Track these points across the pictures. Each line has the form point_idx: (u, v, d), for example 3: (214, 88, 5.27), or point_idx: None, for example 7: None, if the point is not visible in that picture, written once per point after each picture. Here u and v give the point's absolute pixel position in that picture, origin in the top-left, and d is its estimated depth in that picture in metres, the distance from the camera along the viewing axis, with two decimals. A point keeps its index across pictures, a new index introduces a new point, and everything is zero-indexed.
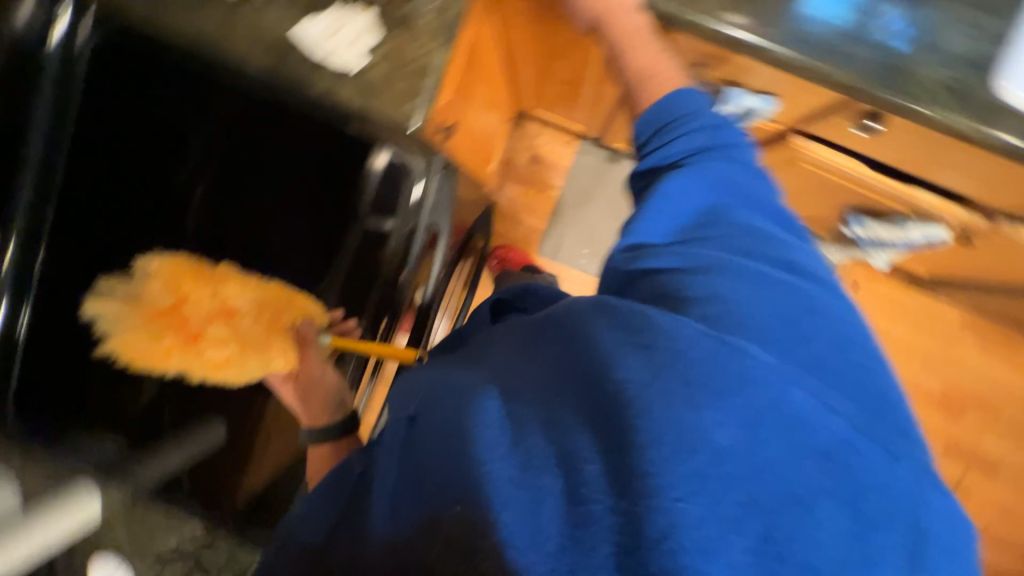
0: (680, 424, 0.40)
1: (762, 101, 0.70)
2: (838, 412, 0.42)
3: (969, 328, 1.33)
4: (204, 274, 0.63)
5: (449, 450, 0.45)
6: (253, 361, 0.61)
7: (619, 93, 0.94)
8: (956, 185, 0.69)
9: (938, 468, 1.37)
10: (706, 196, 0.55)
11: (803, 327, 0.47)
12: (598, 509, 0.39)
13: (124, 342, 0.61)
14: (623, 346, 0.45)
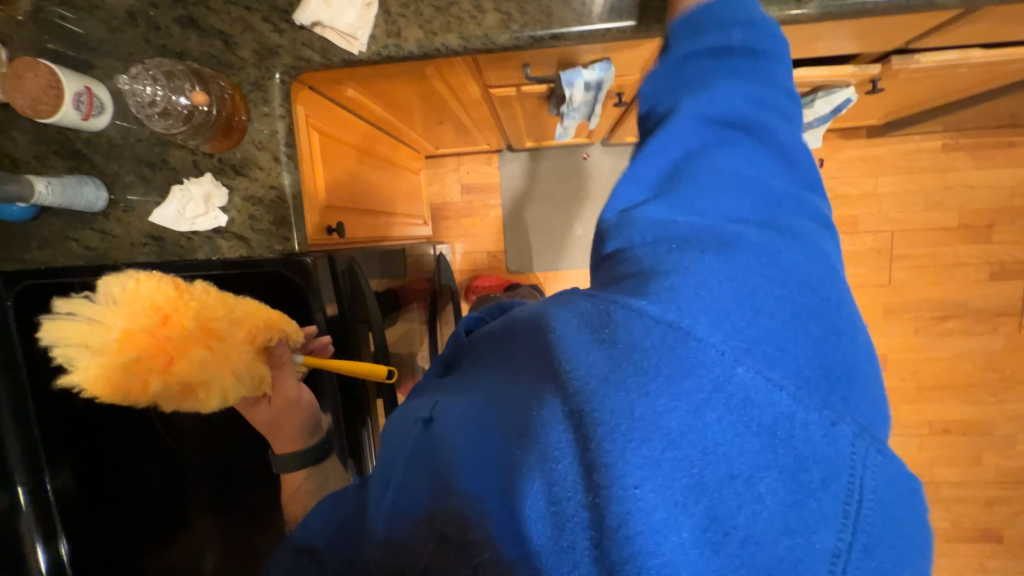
0: (632, 413, 0.27)
1: (601, 70, 0.61)
2: (783, 389, 0.27)
3: (958, 149, 1.24)
4: (185, 296, 0.47)
5: (435, 448, 0.35)
6: (233, 388, 0.46)
7: (491, 112, 0.88)
8: (844, 50, 0.62)
9: (993, 295, 1.28)
10: (701, 135, 0.38)
11: (768, 285, 0.30)
12: (566, 506, 0.28)
13: (100, 371, 0.43)
14: (579, 338, 0.31)
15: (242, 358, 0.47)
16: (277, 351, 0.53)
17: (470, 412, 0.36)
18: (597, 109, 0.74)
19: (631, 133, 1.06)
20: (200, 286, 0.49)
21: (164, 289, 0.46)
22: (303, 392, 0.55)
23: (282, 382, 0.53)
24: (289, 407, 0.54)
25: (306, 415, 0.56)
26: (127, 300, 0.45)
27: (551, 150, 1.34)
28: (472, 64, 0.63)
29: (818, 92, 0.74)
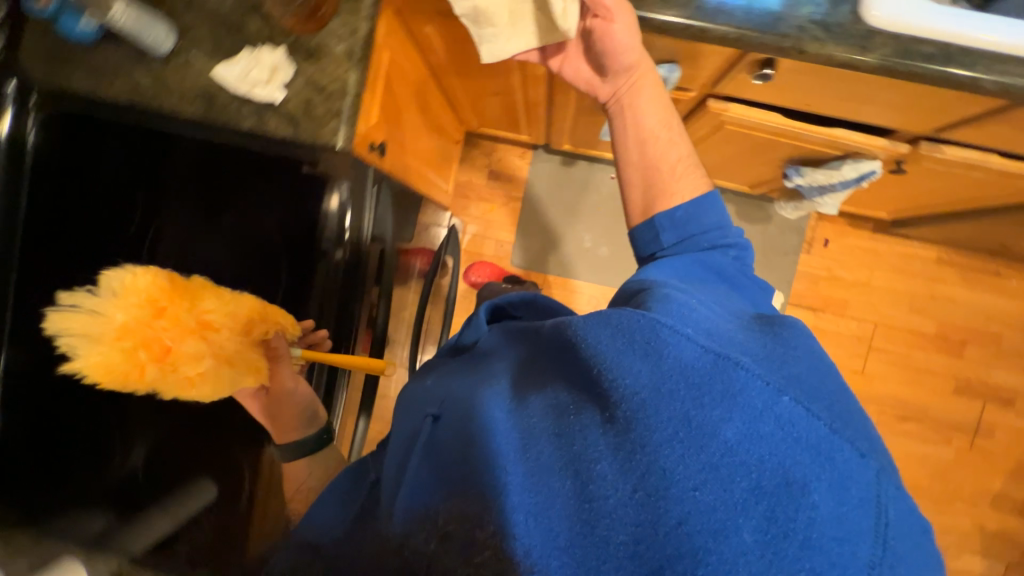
0: (690, 422, 0.37)
1: (665, 70, 0.65)
2: (821, 419, 0.37)
3: (948, 264, 1.32)
4: (176, 290, 0.60)
5: (468, 441, 0.47)
6: (228, 377, 0.61)
7: (545, 98, 0.91)
8: (879, 120, 0.68)
9: (952, 408, 1.34)
10: (691, 265, 0.56)
11: (778, 351, 0.41)
12: (611, 500, 0.38)
13: (95, 360, 0.56)
14: (625, 351, 0.41)
15: (235, 352, 0.62)
16: (275, 347, 0.66)
17: (508, 413, 0.47)
18: None
19: None
20: (199, 282, 0.63)
21: (160, 282, 0.60)
22: (299, 388, 0.68)
23: (275, 372, 0.66)
24: (286, 403, 0.67)
25: (302, 408, 0.68)
26: (124, 296, 0.58)
27: (583, 159, 1.39)
28: None
29: (846, 158, 0.80)
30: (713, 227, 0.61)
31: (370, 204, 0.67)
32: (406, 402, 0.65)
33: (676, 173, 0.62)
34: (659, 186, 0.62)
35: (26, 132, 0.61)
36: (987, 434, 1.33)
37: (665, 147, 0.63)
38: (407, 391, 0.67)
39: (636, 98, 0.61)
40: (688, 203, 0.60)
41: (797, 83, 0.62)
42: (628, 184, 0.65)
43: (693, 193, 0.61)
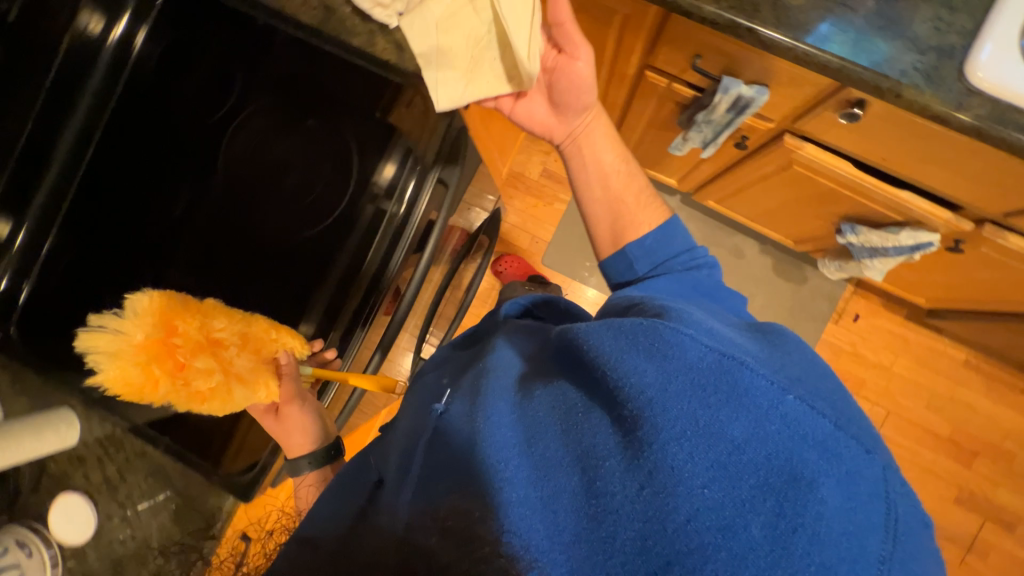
0: (697, 421, 0.34)
1: (756, 91, 0.67)
2: (825, 416, 0.34)
3: (974, 369, 1.30)
4: (192, 310, 0.55)
5: (466, 437, 0.44)
6: (236, 394, 0.56)
7: (623, 102, 0.93)
8: (950, 190, 0.69)
9: (949, 518, 1.28)
10: (686, 292, 0.59)
11: (780, 357, 0.40)
12: (617, 497, 0.34)
13: (113, 377, 0.51)
14: (625, 350, 0.39)
15: (246, 368, 0.57)
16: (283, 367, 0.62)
17: (511, 408, 0.44)
18: (721, 138, 0.81)
19: (717, 194, 1.13)
20: (210, 302, 0.57)
21: (175, 302, 0.55)
22: (309, 407, 0.67)
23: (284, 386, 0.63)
24: (297, 421, 0.66)
25: (312, 428, 0.67)
26: (138, 316, 0.53)
27: None
28: (655, 32, 0.69)
29: (906, 225, 0.81)
30: (680, 252, 0.65)
31: (434, 153, 0.67)
32: (416, 407, 0.61)
33: (642, 200, 0.70)
34: (627, 214, 0.69)
35: (135, 36, 0.68)
36: (981, 555, 1.27)
37: (625, 176, 0.72)
38: (416, 381, 0.71)
39: (590, 140, 0.72)
40: (654, 232, 0.65)
41: (881, 131, 0.64)
42: (596, 216, 0.71)
43: (657, 220, 0.68)
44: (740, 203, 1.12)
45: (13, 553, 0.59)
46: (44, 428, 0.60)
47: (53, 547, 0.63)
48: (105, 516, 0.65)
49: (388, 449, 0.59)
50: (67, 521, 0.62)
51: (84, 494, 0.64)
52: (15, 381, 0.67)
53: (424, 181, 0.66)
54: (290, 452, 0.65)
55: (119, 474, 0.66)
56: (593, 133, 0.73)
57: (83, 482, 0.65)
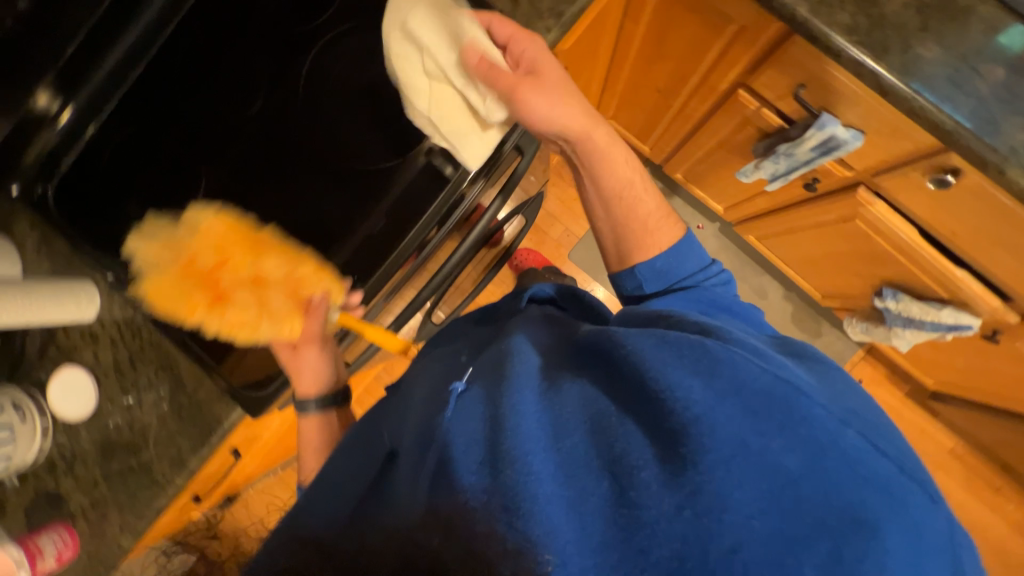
0: (748, 447, 0.31)
1: (851, 136, 0.66)
2: (883, 457, 0.32)
3: (958, 458, 1.32)
4: (243, 239, 0.58)
5: (467, 412, 0.37)
6: (263, 330, 0.59)
7: (702, 115, 0.91)
8: (1009, 278, 0.69)
9: None
10: (708, 305, 0.56)
11: (833, 386, 0.37)
12: (653, 511, 0.30)
13: (161, 290, 0.57)
14: (670, 363, 0.35)
15: (278, 308, 0.59)
16: (310, 312, 0.60)
17: (535, 393, 0.37)
18: (792, 175, 0.80)
19: (761, 231, 1.13)
20: (268, 236, 0.60)
21: (233, 232, 0.58)
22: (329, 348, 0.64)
23: (307, 326, 0.60)
24: (313, 360, 0.62)
25: (325, 368, 0.64)
26: (201, 237, 0.58)
27: (679, 197, 1.37)
28: (767, 49, 0.68)
29: (949, 303, 0.81)
30: (695, 269, 0.60)
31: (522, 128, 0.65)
32: (428, 374, 0.54)
33: (654, 227, 0.63)
34: (637, 240, 0.63)
35: None
36: None
37: (638, 200, 0.64)
38: (426, 357, 0.67)
39: (596, 157, 0.63)
40: (666, 254, 0.60)
41: (964, 204, 0.63)
42: (604, 236, 0.67)
43: (670, 242, 0.62)
44: (781, 244, 1.11)
45: (8, 414, 0.58)
46: (60, 291, 0.58)
47: (45, 418, 0.63)
48: (105, 397, 0.65)
49: (383, 414, 0.52)
50: (65, 393, 0.61)
51: (89, 372, 0.64)
52: (42, 241, 0.64)
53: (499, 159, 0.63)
54: (302, 387, 0.62)
55: (124, 359, 0.65)
56: (600, 151, 0.63)
57: (90, 358, 0.65)
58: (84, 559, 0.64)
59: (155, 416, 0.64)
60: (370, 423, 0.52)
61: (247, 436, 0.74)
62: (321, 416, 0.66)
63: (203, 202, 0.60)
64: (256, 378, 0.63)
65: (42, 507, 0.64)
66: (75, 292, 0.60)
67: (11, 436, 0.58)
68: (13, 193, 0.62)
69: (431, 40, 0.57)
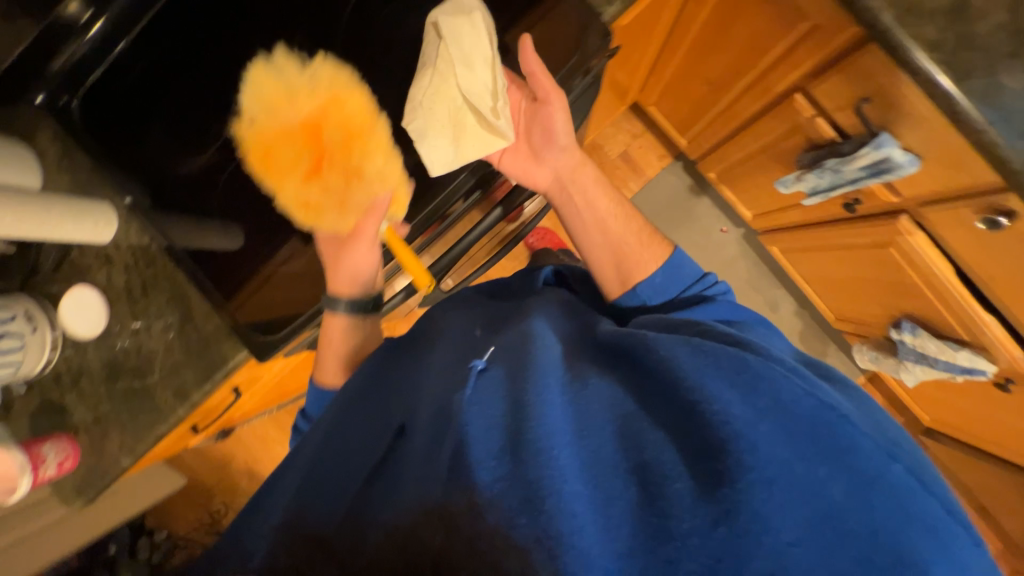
0: (790, 471, 0.32)
1: (906, 160, 0.63)
2: (932, 497, 0.32)
3: None
4: (351, 117, 0.55)
5: (496, 402, 0.39)
6: (326, 219, 0.57)
7: (749, 116, 0.87)
8: None
9: None
10: (737, 312, 0.57)
11: (877, 418, 0.37)
12: (683, 523, 0.31)
13: (256, 133, 0.55)
14: (710, 376, 0.36)
15: (352, 206, 0.56)
16: (368, 222, 0.57)
17: (561, 390, 0.39)
18: (834, 192, 0.77)
19: (787, 244, 1.10)
20: (383, 131, 0.56)
21: (353, 108, 0.55)
22: (374, 257, 0.60)
23: (362, 228, 0.57)
24: (354, 266, 0.58)
25: (364, 279, 0.61)
26: (328, 99, 0.55)
27: (707, 198, 1.33)
28: (838, 55, 0.64)
29: (968, 345, 0.79)
30: (691, 283, 0.62)
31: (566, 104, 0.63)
32: (443, 347, 0.55)
33: (645, 241, 0.65)
34: (632, 254, 0.63)
35: None
36: None
37: (624, 220, 0.67)
38: (438, 315, 0.67)
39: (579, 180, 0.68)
40: (664, 270, 0.62)
41: (1011, 249, 0.61)
42: (598, 260, 0.65)
43: (663, 256, 0.63)
44: (805, 261, 1.09)
45: (19, 323, 0.59)
46: (79, 206, 0.58)
47: (56, 331, 0.63)
48: (116, 320, 0.65)
49: (382, 399, 0.54)
50: (76, 309, 0.62)
51: (101, 293, 0.64)
52: (64, 157, 0.63)
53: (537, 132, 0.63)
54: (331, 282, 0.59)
55: (137, 284, 0.65)
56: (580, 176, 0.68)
57: (103, 280, 0.65)
58: (84, 471, 0.66)
59: (161, 345, 0.65)
60: (384, 398, 0.54)
61: (250, 377, 0.75)
62: (346, 321, 0.62)
63: (334, 59, 0.56)
64: (265, 317, 0.62)
65: (47, 417, 0.66)
66: (94, 210, 0.60)
67: (20, 345, 0.59)
68: (37, 101, 0.60)
69: (462, 47, 0.55)
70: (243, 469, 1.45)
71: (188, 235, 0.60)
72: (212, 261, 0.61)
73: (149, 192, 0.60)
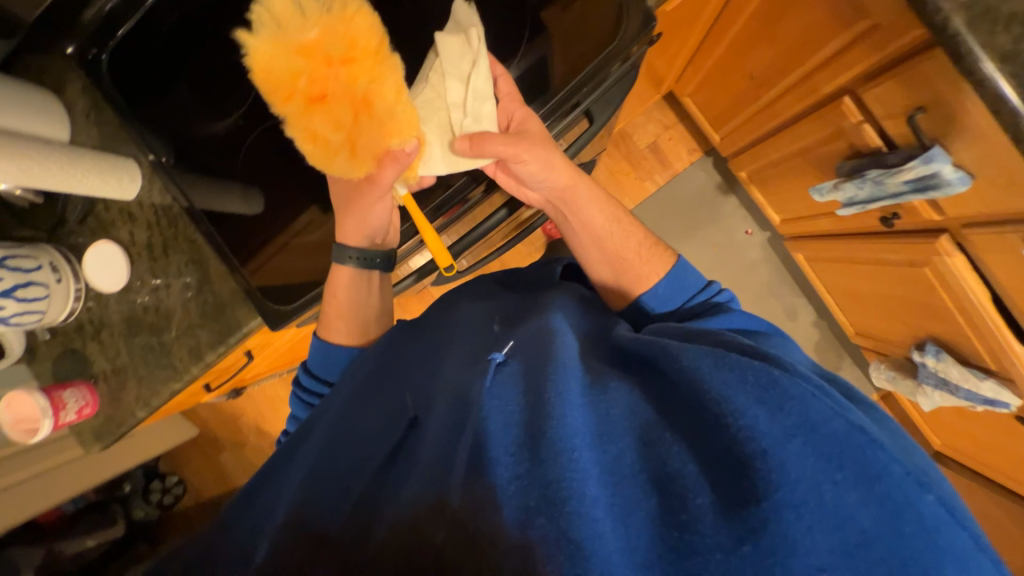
0: (817, 495, 0.32)
1: (957, 178, 0.59)
2: (963, 529, 0.32)
3: None
4: (372, 52, 0.50)
5: (519, 401, 0.40)
6: (337, 162, 0.51)
7: (790, 117, 0.83)
8: None
9: None
10: (763, 323, 0.55)
11: (904, 444, 0.36)
12: (707, 539, 0.32)
13: (263, 49, 0.49)
14: (737, 390, 0.35)
15: (366, 147, 0.51)
16: (386, 164, 0.52)
17: (583, 392, 0.40)
18: (871, 205, 0.73)
19: (814, 254, 1.06)
20: (394, 62, 0.52)
21: (371, 43, 0.50)
22: (383, 209, 0.57)
23: (379, 176, 0.53)
24: (360, 215, 0.57)
25: (372, 231, 0.60)
26: (337, 20, 0.49)
27: (734, 198, 1.29)
28: (895, 58, 0.60)
29: (994, 376, 0.76)
30: (695, 291, 0.61)
31: (596, 91, 0.58)
32: (461, 338, 0.56)
33: (643, 258, 0.62)
34: (630, 266, 0.62)
35: None
36: None
37: (623, 238, 0.64)
38: (450, 309, 0.65)
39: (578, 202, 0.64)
40: (666, 279, 0.60)
41: None
42: (596, 268, 0.65)
43: (665, 269, 0.61)
44: (831, 272, 1.05)
45: (45, 273, 0.60)
46: (102, 163, 0.58)
47: (79, 283, 0.65)
48: (135, 277, 0.66)
49: (395, 379, 0.56)
50: (97, 264, 0.63)
51: (122, 250, 0.65)
52: (92, 110, 0.63)
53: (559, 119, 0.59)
54: (343, 230, 0.59)
55: (157, 245, 0.65)
56: (582, 193, 0.64)
57: (125, 237, 0.66)
58: (100, 418, 0.69)
59: (180, 307, 0.66)
60: (395, 384, 0.55)
61: (262, 342, 0.76)
62: (353, 276, 0.61)
63: None
64: (278, 283, 0.63)
65: (68, 365, 0.69)
66: (117, 169, 0.60)
67: (46, 295, 0.61)
68: (68, 51, 0.60)
69: (450, 59, 0.53)
70: (251, 426, 1.50)
71: (206, 201, 0.61)
72: (230, 227, 0.61)
73: (174, 154, 0.61)
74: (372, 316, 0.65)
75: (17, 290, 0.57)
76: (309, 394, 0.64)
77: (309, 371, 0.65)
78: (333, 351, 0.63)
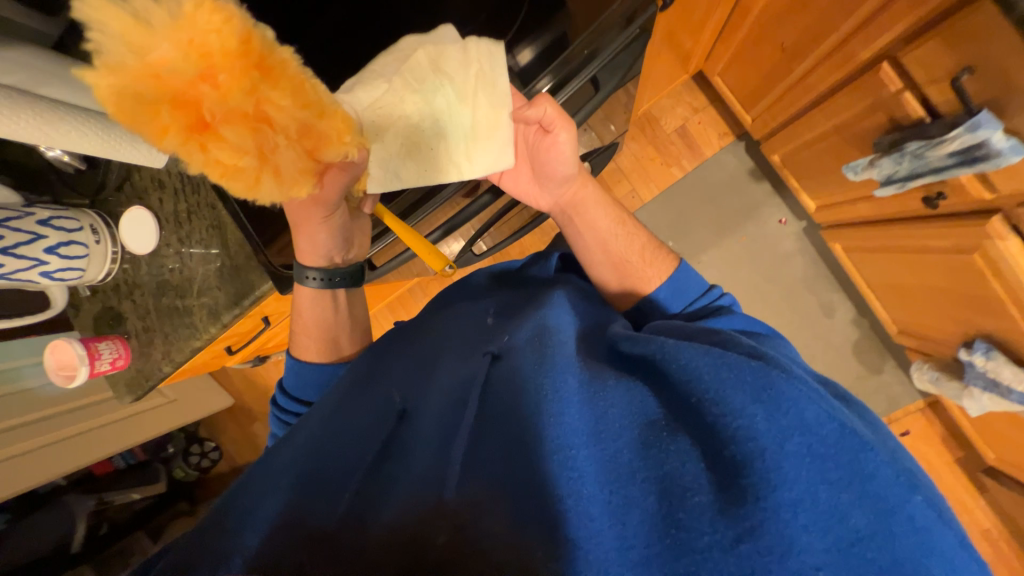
0: (815, 496, 0.29)
1: (1009, 147, 0.53)
2: (949, 526, 0.30)
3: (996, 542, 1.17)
4: (249, 53, 0.34)
5: (515, 397, 0.40)
6: (267, 194, 0.39)
7: (824, 90, 0.78)
8: None
9: None
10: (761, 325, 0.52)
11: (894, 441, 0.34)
12: (705, 538, 0.29)
13: (115, 97, 0.32)
14: (733, 389, 0.33)
15: (293, 168, 0.39)
16: (329, 172, 0.46)
17: (580, 387, 0.38)
18: (911, 182, 0.67)
19: (853, 244, 0.99)
20: (279, 54, 0.37)
21: (234, 41, 0.33)
22: (335, 223, 0.56)
23: (325, 193, 0.49)
24: (311, 235, 0.56)
25: (327, 251, 0.59)
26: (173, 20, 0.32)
27: (767, 185, 1.22)
28: (939, 15, 0.55)
29: None
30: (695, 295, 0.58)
31: (603, 58, 0.57)
32: (454, 331, 0.56)
33: (646, 258, 0.61)
34: (634, 266, 0.60)
35: None
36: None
37: (622, 239, 0.63)
38: (451, 298, 0.66)
39: (583, 205, 0.63)
40: (668, 282, 0.58)
41: None
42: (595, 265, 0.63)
43: (669, 269, 0.59)
44: (870, 263, 0.97)
45: (85, 234, 0.66)
46: None
47: (116, 246, 0.70)
48: (164, 243, 0.71)
49: (391, 372, 0.55)
50: (131, 226, 0.68)
51: (154, 216, 0.70)
52: None
53: (561, 90, 0.57)
54: (304, 248, 0.58)
55: (182, 212, 0.70)
56: (583, 199, 0.64)
57: (154, 206, 0.71)
58: (132, 371, 0.75)
59: (203, 272, 0.70)
60: (388, 372, 0.55)
61: (278, 310, 0.79)
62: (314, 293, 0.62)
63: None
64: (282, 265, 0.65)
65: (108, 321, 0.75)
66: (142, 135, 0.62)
67: (86, 254, 0.66)
68: None
69: (470, 74, 0.50)
70: None
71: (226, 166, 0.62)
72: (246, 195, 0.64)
73: None
74: (341, 332, 0.65)
75: (60, 248, 0.62)
76: (286, 414, 0.64)
77: (284, 391, 0.64)
78: (304, 371, 0.63)
